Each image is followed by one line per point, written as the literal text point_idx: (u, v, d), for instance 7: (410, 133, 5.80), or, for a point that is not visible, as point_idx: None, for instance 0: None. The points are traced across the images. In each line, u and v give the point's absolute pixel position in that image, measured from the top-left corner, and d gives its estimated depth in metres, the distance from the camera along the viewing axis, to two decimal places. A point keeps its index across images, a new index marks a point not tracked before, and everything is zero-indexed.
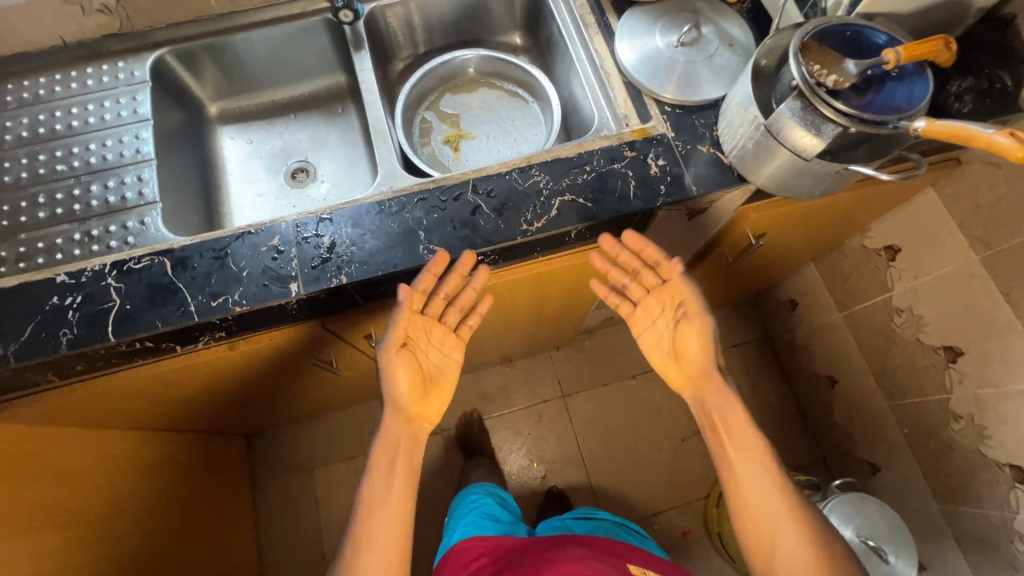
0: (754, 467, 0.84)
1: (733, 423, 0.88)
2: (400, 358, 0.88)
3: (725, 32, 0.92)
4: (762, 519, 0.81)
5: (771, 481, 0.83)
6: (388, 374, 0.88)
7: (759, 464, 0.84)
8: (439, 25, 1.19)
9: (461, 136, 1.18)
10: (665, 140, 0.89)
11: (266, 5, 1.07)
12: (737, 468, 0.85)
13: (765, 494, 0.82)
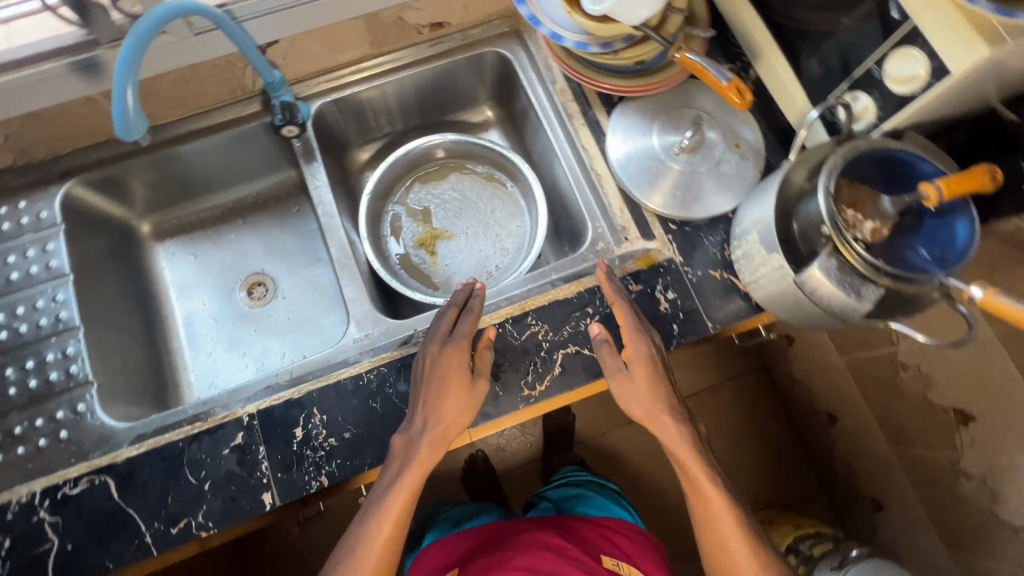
0: (734, 528, 0.70)
1: (701, 487, 0.71)
2: (469, 389, 0.69)
3: (730, 132, 0.82)
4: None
5: (748, 539, 0.71)
6: (449, 393, 0.69)
7: (737, 522, 0.71)
8: (398, 109, 1.03)
9: (440, 238, 1.05)
10: (673, 267, 0.80)
11: (192, 113, 0.90)
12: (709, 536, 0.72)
13: (748, 552, 0.70)
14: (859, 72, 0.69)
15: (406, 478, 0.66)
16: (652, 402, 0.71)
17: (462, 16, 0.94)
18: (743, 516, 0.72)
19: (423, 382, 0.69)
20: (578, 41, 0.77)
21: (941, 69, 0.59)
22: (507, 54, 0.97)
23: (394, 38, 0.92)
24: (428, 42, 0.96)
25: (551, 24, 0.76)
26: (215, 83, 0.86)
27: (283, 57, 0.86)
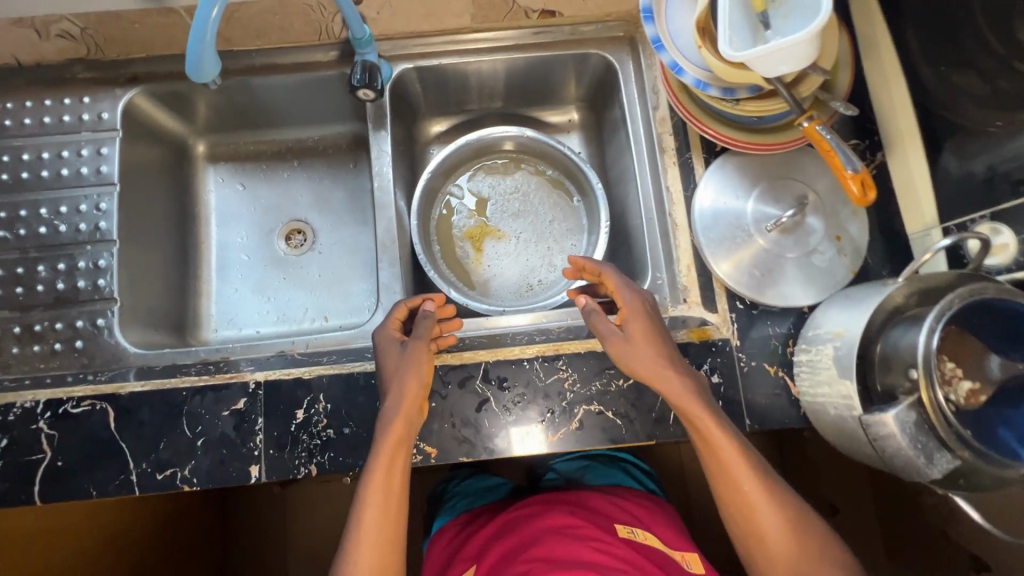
0: (775, 519, 0.62)
1: (732, 472, 0.63)
2: (397, 354, 0.66)
3: (834, 221, 0.73)
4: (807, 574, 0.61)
5: (793, 526, 0.62)
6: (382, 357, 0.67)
7: (778, 514, 0.62)
8: (482, 90, 0.96)
9: (491, 236, 0.99)
10: (726, 349, 0.73)
11: (273, 46, 0.85)
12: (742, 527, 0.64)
13: (792, 539, 0.62)
14: (1011, 205, 0.60)
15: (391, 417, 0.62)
16: (663, 376, 0.64)
17: (578, 9, 0.85)
18: (784, 502, 0.63)
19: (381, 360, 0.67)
20: (699, 80, 0.69)
21: None
22: (614, 62, 0.88)
23: (498, 16, 0.84)
24: (534, 28, 0.87)
25: (675, 52, 0.68)
26: (301, 22, 0.80)
27: (378, 11, 0.81)
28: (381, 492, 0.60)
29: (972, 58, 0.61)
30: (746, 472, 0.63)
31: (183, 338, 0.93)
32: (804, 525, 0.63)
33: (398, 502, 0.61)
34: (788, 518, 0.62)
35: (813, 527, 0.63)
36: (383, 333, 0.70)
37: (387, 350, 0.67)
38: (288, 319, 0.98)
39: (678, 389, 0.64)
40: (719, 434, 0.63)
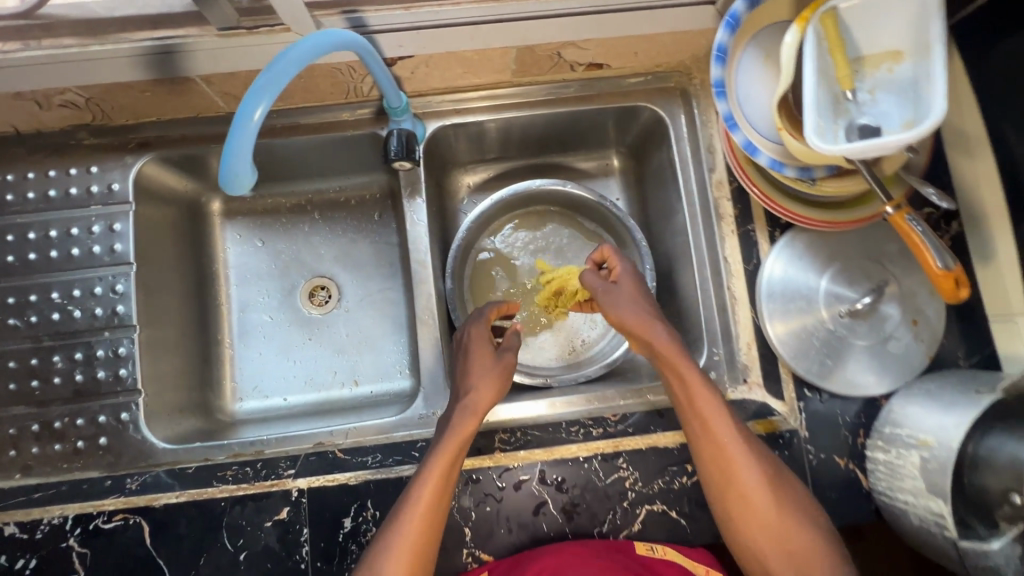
0: (769, 503, 0.61)
1: (735, 460, 0.61)
2: (493, 360, 0.67)
3: (911, 304, 0.68)
4: (798, 559, 0.59)
5: (789, 516, 0.61)
6: (466, 356, 0.68)
7: (779, 496, 0.61)
8: (518, 141, 0.89)
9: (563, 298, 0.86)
10: (794, 441, 0.69)
11: (295, 106, 0.78)
12: (739, 511, 0.61)
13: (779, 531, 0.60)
14: None
15: (463, 412, 0.62)
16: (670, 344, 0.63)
17: (627, 61, 0.77)
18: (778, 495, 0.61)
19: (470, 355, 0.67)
20: (774, 159, 0.62)
21: None
22: (665, 117, 0.81)
23: (541, 70, 0.77)
24: (578, 81, 0.80)
25: (749, 131, 0.63)
26: (328, 83, 0.73)
27: (412, 71, 0.73)
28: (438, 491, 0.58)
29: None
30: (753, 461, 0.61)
31: (207, 413, 0.88)
32: (802, 514, 0.61)
33: (445, 504, 0.58)
34: (790, 505, 0.61)
35: (810, 513, 0.61)
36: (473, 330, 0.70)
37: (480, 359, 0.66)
38: (315, 384, 0.93)
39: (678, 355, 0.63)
40: (717, 415, 0.62)
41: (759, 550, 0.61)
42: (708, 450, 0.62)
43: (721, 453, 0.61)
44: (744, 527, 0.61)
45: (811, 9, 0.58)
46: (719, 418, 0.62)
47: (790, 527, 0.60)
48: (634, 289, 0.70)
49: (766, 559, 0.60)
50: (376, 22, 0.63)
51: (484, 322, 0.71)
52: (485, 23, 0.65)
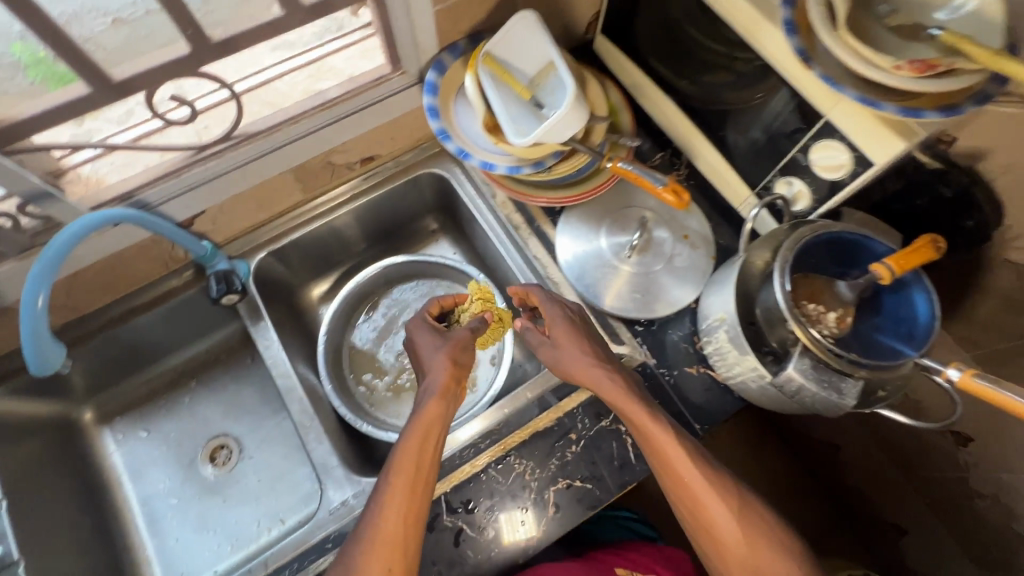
0: (738, 529, 0.61)
1: (696, 487, 0.62)
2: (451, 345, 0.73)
3: (676, 225, 0.82)
4: None
5: (761, 538, 0.62)
6: (421, 351, 0.74)
7: (748, 523, 0.62)
8: (339, 242, 1.00)
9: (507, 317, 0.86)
10: (648, 371, 0.78)
11: (126, 293, 0.86)
12: (717, 538, 0.62)
13: (751, 552, 0.61)
14: (787, 160, 0.71)
15: (418, 417, 0.65)
16: (615, 391, 0.67)
17: (392, 145, 0.93)
18: (750, 521, 0.62)
19: (420, 344, 0.75)
20: (510, 166, 0.77)
21: (864, 159, 0.61)
22: (444, 173, 0.96)
23: (324, 181, 0.91)
24: (362, 175, 0.95)
25: (481, 154, 0.78)
26: (143, 261, 0.82)
27: (212, 222, 0.84)
28: (391, 535, 0.58)
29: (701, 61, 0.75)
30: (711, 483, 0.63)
31: None
32: (773, 536, 0.62)
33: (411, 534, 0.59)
34: (759, 530, 0.62)
35: (788, 544, 0.62)
36: (421, 335, 0.76)
37: (440, 372, 0.68)
38: (240, 542, 0.91)
39: (623, 395, 0.66)
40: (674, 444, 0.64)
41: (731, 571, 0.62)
42: (674, 486, 0.63)
43: (684, 479, 0.63)
44: (719, 561, 0.62)
45: (474, 58, 0.75)
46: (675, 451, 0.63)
47: (763, 556, 0.61)
48: (567, 338, 0.72)
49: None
50: (156, 197, 0.75)
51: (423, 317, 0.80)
52: (254, 161, 0.79)
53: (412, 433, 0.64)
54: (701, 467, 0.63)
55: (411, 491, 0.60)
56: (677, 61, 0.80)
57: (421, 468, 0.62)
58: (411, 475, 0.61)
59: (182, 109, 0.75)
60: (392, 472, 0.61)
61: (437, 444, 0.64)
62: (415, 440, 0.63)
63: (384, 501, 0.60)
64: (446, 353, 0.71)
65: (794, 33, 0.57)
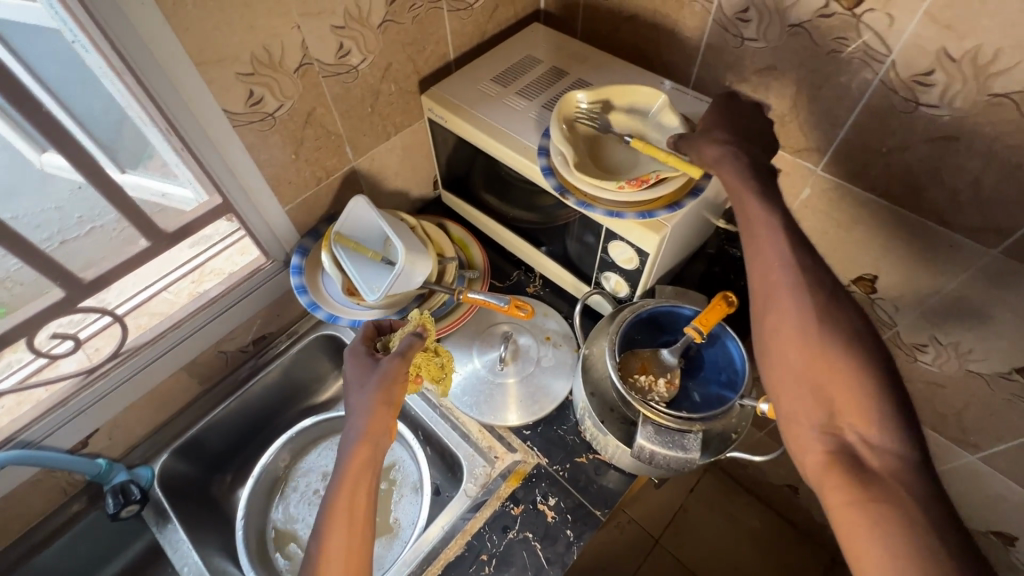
0: (816, 349, 0.54)
1: (777, 291, 0.58)
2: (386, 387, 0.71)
3: (538, 331, 0.93)
4: (831, 407, 0.53)
5: (838, 351, 0.54)
6: (355, 388, 0.72)
7: (835, 350, 0.54)
8: (249, 419, 1.03)
9: (452, 359, 0.83)
10: (543, 471, 0.83)
11: (21, 533, 0.85)
12: (779, 340, 0.57)
13: (824, 370, 0.54)
14: (599, 260, 0.85)
15: (350, 467, 0.65)
16: (741, 190, 0.63)
17: (280, 321, 1.03)
18: (846, 344, 0.54)
19: (353, 376, 0.74)
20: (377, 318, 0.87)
21: (642, 249, 0.75)
22: (334, 332, 1.05)
23: (219, 368, 0.98)
24: (258, 354, 1.02)
25: (349, 314, 0.88)
26: (37, 494, 0.83)
27: (109, 437, 0.87)
28: None
29: (517, 196, 0.91)
30: (795, 287, 0.57)
31: None
32: (856, 356, 0.53)
33: None
34: (845, 350, 0.53)
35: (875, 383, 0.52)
36: (355, 364, 0.75)
37: (370, 413, 0.68)
38: None
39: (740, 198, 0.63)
40: (783, 258, 0.59)
41: (781, 386, 0.57)
42: (762, 279, 0.60)
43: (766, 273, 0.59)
44: (779, 370, 0.57)
45: (327, 240, 0.88)
46: (779, 263, 0.59)
47: (828, 373, 0.53)
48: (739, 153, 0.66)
49: (784, 400, 0.56)
50: (40, 433, 0.79)
51: (360, 343, 0.79)
52: (142, 370, 0.85)
53: (345, 482, 0.64)
54: (794, 257, 0.59)
55: (349, 548, 0.61)
56: (507, 196, 0.94)
57: (356, 523, 0.62)
58: (346, 525, 0.62)
59: (66, 343, 0.84)
60: (327, 526, 0.61)
61: (367, 492, 0.65)
62: (346, 491, 0.64)
63: (323, 555, 0.60)
64: (376, 392, 0.70)
65: (551, 174, 0.76)
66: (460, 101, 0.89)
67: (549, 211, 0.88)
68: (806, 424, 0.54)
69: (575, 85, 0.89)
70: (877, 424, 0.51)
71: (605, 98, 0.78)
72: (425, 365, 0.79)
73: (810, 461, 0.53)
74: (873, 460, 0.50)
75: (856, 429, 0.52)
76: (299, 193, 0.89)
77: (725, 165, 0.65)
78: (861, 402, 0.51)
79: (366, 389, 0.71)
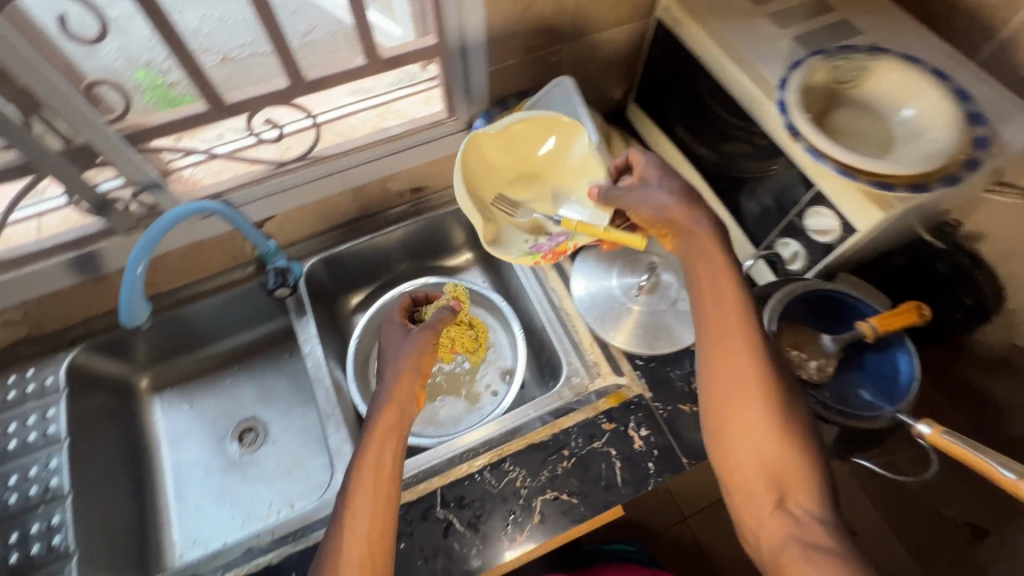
0: (771, 417, 0.59)
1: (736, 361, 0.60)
2: (415, 356, 0.72)
3: (683, 273, 0.90)
4: (771, 475, 0.58)
5: (779, 427, 0.59)
6: (386, 357, 0.74)
7: (772, 429, 0.58)
8: (384, 258, 1.11)
9: (482, 332, 1.03)
10: (643, 402, 0.83)
11: (197, 279, 1.00)
12: (743, 411, 0.60)
13: (777, 440, 0.58)
14: (785, 223, 0.78)
15: (376, 430, 0.66)
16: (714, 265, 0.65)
17: (440, 180, 1.07)
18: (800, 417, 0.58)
19: (387, 345, 0.75)
20: (537, 204, 0.88)
21: (850, 224, 0.68)
22: None
23: (378, 202, 1.04)
24: (411, 203, 1.08)
25: (513, 192, 0.89)
26: (217, 252, 0.96)
27: (279, 227, 0.98)
28: (359, 537, 0.60)
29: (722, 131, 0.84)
30: (757, 357, 0.60)
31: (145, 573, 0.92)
32: (794, 433, 0.58)
33: (380, 546, 0.60)
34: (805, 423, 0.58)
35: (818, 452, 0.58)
36: (391, 335, 0.77)
37: (398, 379, 0.69)
38: (252, 520, 0.99)
39: (707, 242, 0.66)
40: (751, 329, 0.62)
41: (735, 452, 0.59)
42: (721, 349, 0.62)
43: (728, 343, 0.61)
44: (725, 430, 0.61)
45: (517, 112, 0.88)
46: (746, 323, 0.62)
47: (767, 444, 0.58)
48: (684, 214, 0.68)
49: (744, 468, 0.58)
50: (240, 199, 0.90)
51: (394, 315, 0.81)
52: (320, 178, 0.93)
53: (372, 442, 0.65)
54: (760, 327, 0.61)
55: (375, 510, 0.61)
56: (708, 126, 0.87)
57: (383, 487, 0.63)
58: (369, 487, 0.62)
59: (273, 131, 0.93)
60: (355, 486, 0.62)
61: (395, 454, 0.65)
62: (373, 452, 0.64)
63: (349, 514, 0.61)
64: (408, 359, 0.71)
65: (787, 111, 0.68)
66: (703, 9, 0.81)
67: (749, 157, 0.81)
68: (756, 496, 0.58)
69: (839, 25, 0.78)
70: (814, 492, 0.56)
71: (529, 139, 0.87)
72: (461, 336, 0.99)
73: (767, 529, 0.57)
74: (812, 526, 0.54)
75: (798, 501, 0.56)
76: (507, 58, 0.88)
77: (683, 236, 0.68)
78: (806, 479, 0.57)
79: (398, 355, 0.72)
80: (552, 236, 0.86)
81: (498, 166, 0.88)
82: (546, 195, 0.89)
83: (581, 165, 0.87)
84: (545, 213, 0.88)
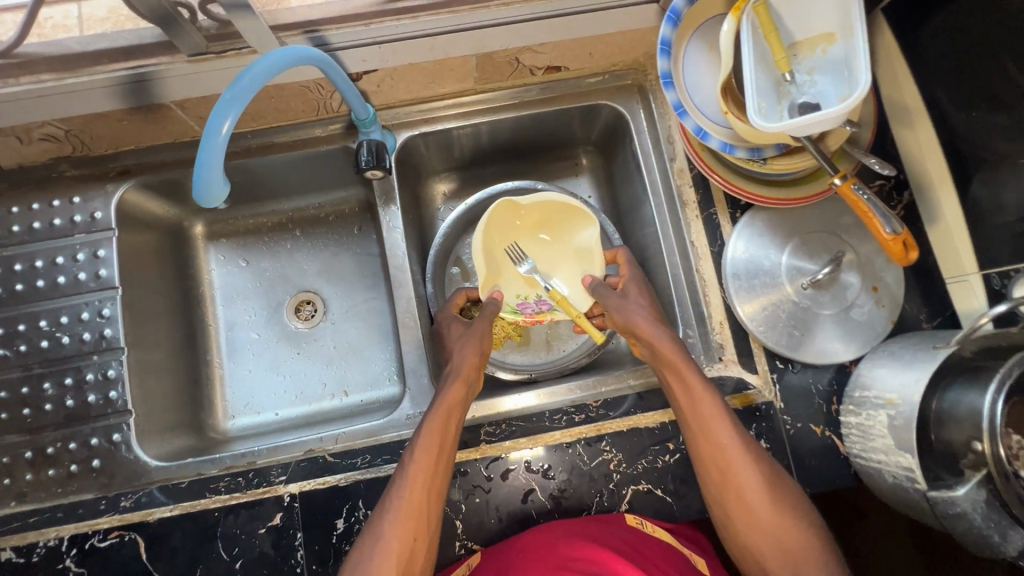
0: (768, 504, 0.62)
1: (728, 446, 0.63)
2: (481, 350, 0.73)
3: (870, 272, 0.72)
4: (786, 552, 0.61)
5: (778, 508, 0.62)
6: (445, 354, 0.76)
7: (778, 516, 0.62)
8: (489, 145, 0.90)
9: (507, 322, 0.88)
10: (771, 412, 0.72)
11: (270, 127, 0.83)
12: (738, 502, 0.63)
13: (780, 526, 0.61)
14: None
15: (438, 407, 0.66)
16: (675, 356, 0.67)
17: (584, 62, 0.81)
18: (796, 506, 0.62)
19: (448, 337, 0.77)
20: (724, 143, 0.67)
21: None
22: (625, 112, 0.84)
23: (501, 76, 0.81)
24: (539, 85, 0.84)
25: (698, 117, 0.67)
26: (299, 101, 0.78)
27: (378, 84, 0.77)
28: (418, 500, 0.61)
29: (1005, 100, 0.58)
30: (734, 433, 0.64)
31: None
32: (790, 509, 0.62)
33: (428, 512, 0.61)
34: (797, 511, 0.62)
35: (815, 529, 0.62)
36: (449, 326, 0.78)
37: (466, 361, 0.71)
38: (306, 397, 0.90)
39: (669, 346, 0.68)
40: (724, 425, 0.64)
41: (750, 530, 0.63)
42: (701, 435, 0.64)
43: (716, 444, 0.63)
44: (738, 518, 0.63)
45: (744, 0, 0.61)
46: (714, 412, 0.64)
47: (778, 529, 0.61)
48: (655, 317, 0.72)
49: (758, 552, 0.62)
50: (338, 39, 0.67)
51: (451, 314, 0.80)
52: (443, 34, 0.69)
53: (434, 419, 0.65)
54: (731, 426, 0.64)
55: (430, 479, 0.62)
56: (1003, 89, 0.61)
57: (440, 469, 0.63)
58: (434, 456, 0.63)
59: None
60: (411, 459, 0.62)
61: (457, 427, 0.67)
62: (437, 427, 0.64)
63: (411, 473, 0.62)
64: (474, 347, 0.73)
65: None
66: None
67: None
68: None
69: None
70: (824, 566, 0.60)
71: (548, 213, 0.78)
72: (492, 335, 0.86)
73: None
74: None
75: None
76: None
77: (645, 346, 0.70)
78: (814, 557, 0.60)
79: (461, 349, 0.73)
80: (540, 296, 0.80)
81: (523, 216, 0.79)
82: (551, 256, 0.81)
83: (579, 253, 0.80)
84: (540, 270, 0.80)
